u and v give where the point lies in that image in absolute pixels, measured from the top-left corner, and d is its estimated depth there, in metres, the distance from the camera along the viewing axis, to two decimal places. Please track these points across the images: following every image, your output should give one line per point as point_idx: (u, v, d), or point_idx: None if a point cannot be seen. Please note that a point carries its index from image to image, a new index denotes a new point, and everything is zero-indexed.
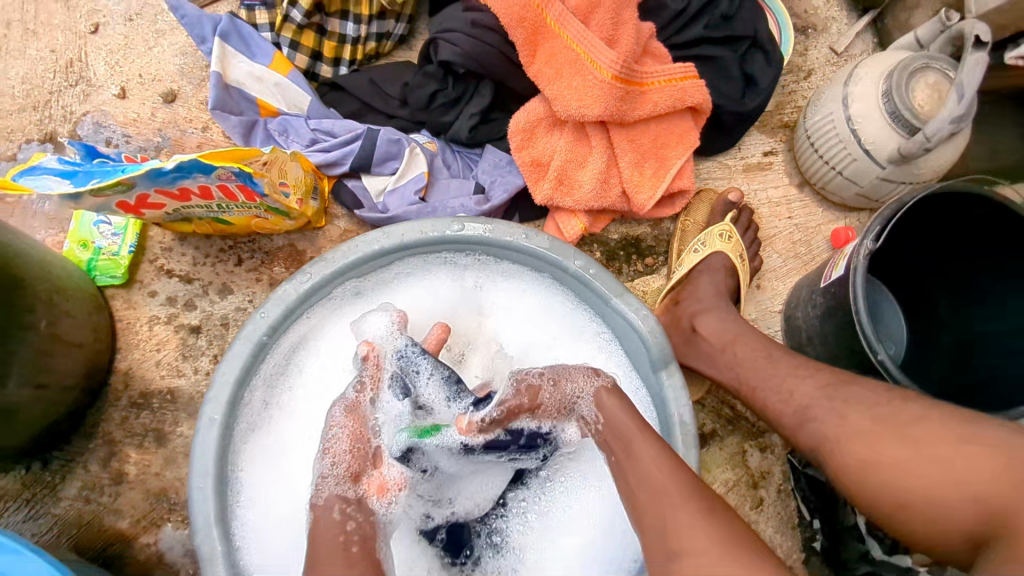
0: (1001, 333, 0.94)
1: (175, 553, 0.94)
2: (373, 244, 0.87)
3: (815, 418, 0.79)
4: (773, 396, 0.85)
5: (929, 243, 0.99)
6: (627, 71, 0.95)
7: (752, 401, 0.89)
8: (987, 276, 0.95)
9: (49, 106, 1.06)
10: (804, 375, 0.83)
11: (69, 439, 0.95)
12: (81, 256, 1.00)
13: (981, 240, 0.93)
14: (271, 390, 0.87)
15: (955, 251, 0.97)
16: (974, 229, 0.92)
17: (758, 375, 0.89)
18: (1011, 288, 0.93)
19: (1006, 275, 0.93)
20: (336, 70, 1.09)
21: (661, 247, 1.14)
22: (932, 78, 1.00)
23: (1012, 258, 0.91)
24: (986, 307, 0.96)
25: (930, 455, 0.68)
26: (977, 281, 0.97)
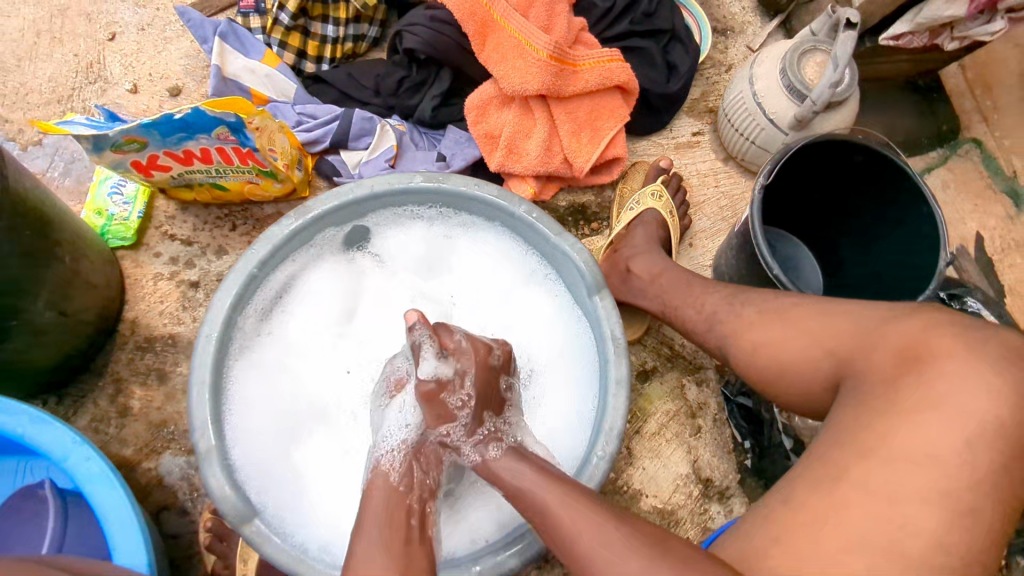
0: (889, 259, 1.08)
1: (173, 476, 1.05)
2: (349, 194, 1.02)
3: (716, 319, 0.94)
4: (690, 311, 1.00)
5: (823, 190, 1.14)
6: (561, 52, 1.13)
7: (675, 321, 1.04)
8: (874, 218, 1.10)
9: (71, 100, 1.24)
10: (713, 291, 0.98)
11: (82, 378, 1.08)
12: (96, 222, 1.16)
13: (861, 182, 1.08)
14: (259, 318, 1.02)
15: (844, 195, 1.12)
16: (855, 176, 1.08)
17: (678, 297, 1.04)
18: (887, 221, 1.08)
19: (882, 211, 1.08)
20: (318, 67, 1.28)
21: (604, 213, 1.30)
22: (819, 58, 1.19)
23: (885, 195, 1.06)
24: (876, 240, 1.11)
25: (800, 327, 0.80)
26: (866, 220, 1.12)
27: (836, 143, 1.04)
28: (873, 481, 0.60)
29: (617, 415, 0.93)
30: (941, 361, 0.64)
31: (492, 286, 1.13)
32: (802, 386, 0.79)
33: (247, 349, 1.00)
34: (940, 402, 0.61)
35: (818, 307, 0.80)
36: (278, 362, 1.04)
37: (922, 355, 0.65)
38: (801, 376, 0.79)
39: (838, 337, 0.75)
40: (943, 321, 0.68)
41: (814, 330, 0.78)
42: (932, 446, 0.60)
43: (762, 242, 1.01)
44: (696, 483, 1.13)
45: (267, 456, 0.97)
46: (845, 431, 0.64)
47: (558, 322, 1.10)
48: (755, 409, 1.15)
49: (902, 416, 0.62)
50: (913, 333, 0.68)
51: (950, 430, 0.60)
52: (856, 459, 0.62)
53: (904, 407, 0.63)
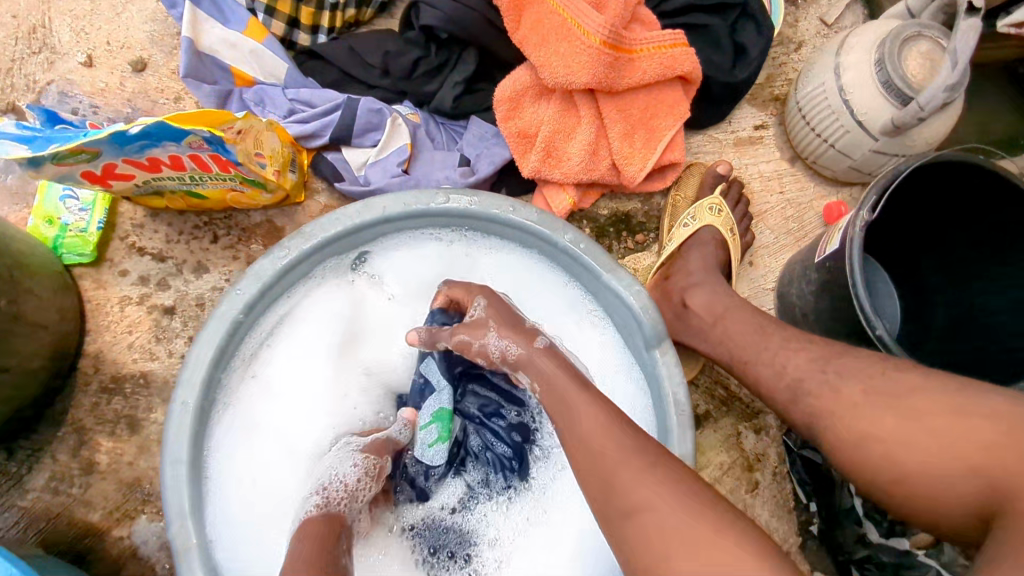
0: (1000, 309, 0.89)
1: (149, 547, 0.90)
2: (354, 218, 0.84)
3: (802, 389, 0.76)
4: (765, 368, 0.82)
5: (926, 212, 0.94)
6: (616, 36, 0.91)
7: (743, 376, 0.87)
8: (990, 257, 0.90)
9: (11, 75, 1.01)
10: (798, 349, 0.81)
11: (37, 427, 0.91)
12: (47, 232, 0.95)
13: (981, 210, 0.88)
14: (250, 366, 0.85)
15: (953, 221, 0.92)
16: (973, 202, 0.88)
17: (750, 351, 0.86)
18: (1009, 262, 0.88)
19: (1004, 249, 0.88)
20: (314, 38, 1.04)
21: (652, 223, 1.11)
22: (924, 47, 0.97)
23: (1011, 231, 0.86)
24: (985, 281, 0.91)
25: (927, 426, 0.64)
26: (977, 254, 0.91)
27: (953, 163, 0.84)
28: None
29: None
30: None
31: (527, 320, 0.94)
32: (930, 502, 0.63)
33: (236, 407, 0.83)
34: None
35: (948, 402, 0.64)
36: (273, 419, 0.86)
37: None
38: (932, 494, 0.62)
39: (986, 456, 0.59)
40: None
41: (948, 437, 0.62)
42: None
43: (863, 295, 0.81)
44: None
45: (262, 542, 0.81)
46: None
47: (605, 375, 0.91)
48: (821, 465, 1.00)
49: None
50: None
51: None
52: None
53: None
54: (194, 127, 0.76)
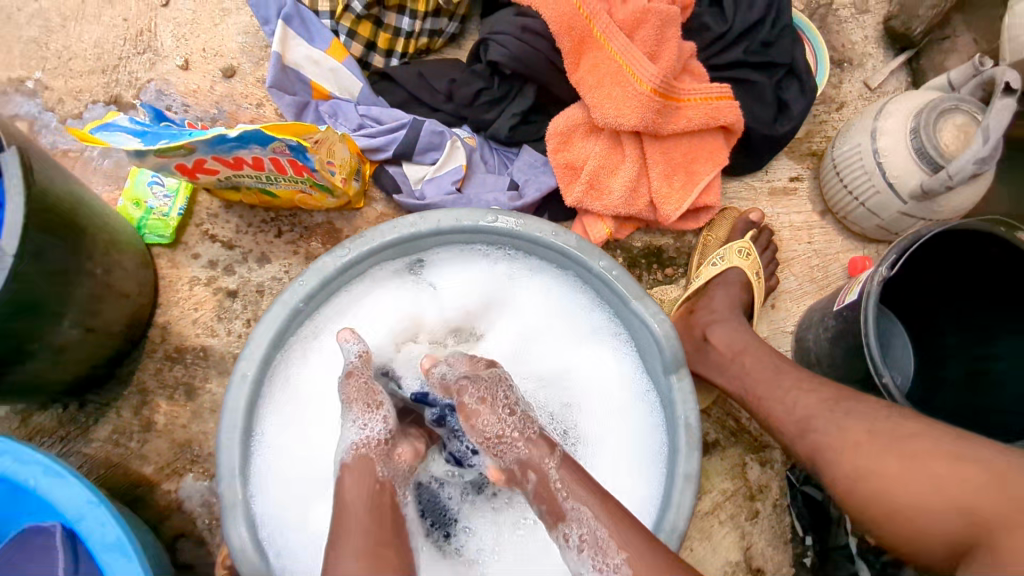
0: (1009, 367, 0.94)
1: (193, 502, 1.00)
2: (408, 227, 0.92)
3: (809, 428, 0.79)
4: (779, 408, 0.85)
5: (936, 276, 1.00)
6: (666, 85, 0.99)
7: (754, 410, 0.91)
8: (1005, 319, 0.95)
9: (117, 71, 1.12)
10: (807, 388, 0.85)
11: (105, 384, 1.01)
12: (134, 213, 1.06)
13: (985, 282, 0.95)
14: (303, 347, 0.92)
15: (965, 287, 0.98)
16: (991, 270, 0.94)
17: (765, 388, 0.88)
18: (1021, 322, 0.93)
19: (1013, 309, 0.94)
20: (388, 61, 1.14)
21: (681, 259, 1.17)
22: (960, 121, 1.02)
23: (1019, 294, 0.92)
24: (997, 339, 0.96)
25: (921, 468, 0.68)
26: (989, 316, 0.97)
27: (967, 231, 0.90)
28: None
29: (680, 515, 0.86)
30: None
31: (549, 334, 1.02)
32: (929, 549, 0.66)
33: (289, 387, 0.91)
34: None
35: (944, 449, 0.68)
36: (320, 403, 0.93)
37: None
38: (912, 532, 0.69)
39: (979, 497, 0.65)
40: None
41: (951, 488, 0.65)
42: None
43: (874, 343, 0.88)
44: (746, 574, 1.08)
45: (294, 514, 0.86)
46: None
47: (619, 403, 0.98)
48: (822, 503, 1.07)
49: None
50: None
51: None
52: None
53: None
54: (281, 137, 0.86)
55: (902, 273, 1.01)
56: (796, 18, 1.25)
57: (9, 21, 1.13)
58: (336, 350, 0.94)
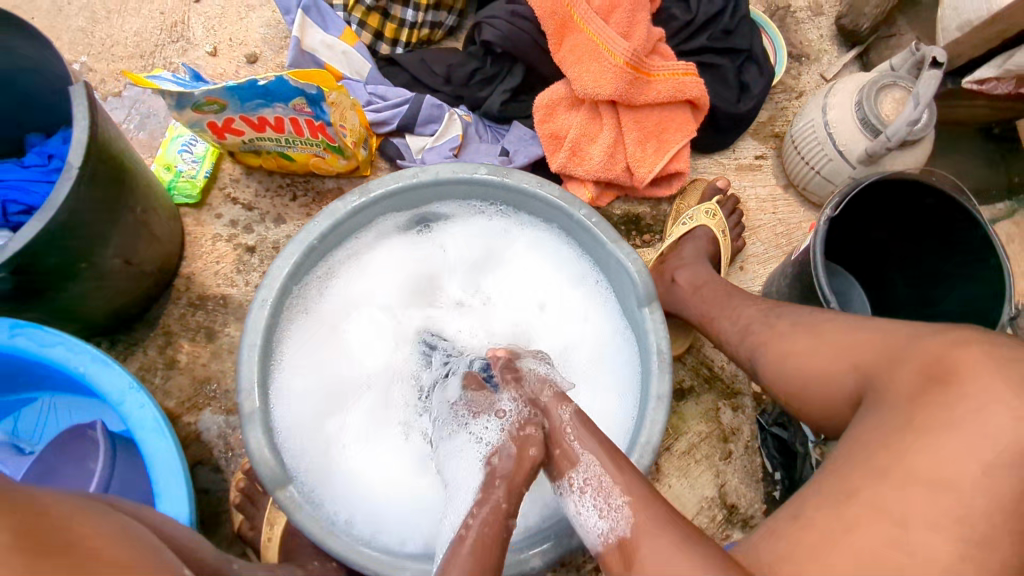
0: (944, 277, 1.06)
1: (210, 434, 1.08)
2: (411, 178, 1.02)
3: (749, 331, 0.91)
4: (725, 323, 0.97)
5: (861, 221, 1.12)
6: (638, 59, 1.14)
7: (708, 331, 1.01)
8: (926, 242, 1.08)
9: (153, 56, 1.27)
10: (751, 303, 0.96)
11: (134, 326, 1.11)
12: (165, 176, 1.19)
13: (903, 215, 1.08)
14: (320, 282, 1.04)
15: (889, 224, 1.11)
16: (906, 205, 1.06)
17: (716, 308, 1.01)
18: (938, 241, 1.05)
19: (930, 232, 1.06)
20: (393, 49, 1.29)
21: (658, 226, 1.29)
22: (898, 94, 1.16)
23: (930, 219, 1.05)
24: (926, 258, 1.09)
25: (830, 339, 0.78)
26: (914, 243, 1.10)
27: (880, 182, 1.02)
28: (883, 506, 0.56)
29: (654, 430, 0.92)
30: (965, 378, 0.59)
31: (536, 282, 1.13)
32: (822, 402, 0.76)
33: (304, 316, 1.02)
34: (961, 421, 0.57)
35: (849, 321, 0.78)
36: (329, 332, 1.05)
37: (953, 377, 0.59)
38: (823, 397, 0.76)
39: (866, 354, 0.72)
40: (976, 338, 0.62)
41: (837, 346, 0.76)
42: (946, 468, 0.55)
43: (823, 278, 0.99)
44: (719, 508, 1.12)
45: (303, 423, 0.98)
46: (860, 444, 0.61)
47: (603, 340, 1.08)
48: (790, 442, 1.12)
49: (913, 436, 0.58)
50: (937, 349, 0.63)
51: (969, 455, 0.55)
52: (868, 479, 0.58)
53: (917, 424, 0.58)
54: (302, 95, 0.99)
55: (837, 227, 1.13)
56: (756, 16, 1.41)
57: (61, 13, 1.29)
58: (349, 286, 1.07)
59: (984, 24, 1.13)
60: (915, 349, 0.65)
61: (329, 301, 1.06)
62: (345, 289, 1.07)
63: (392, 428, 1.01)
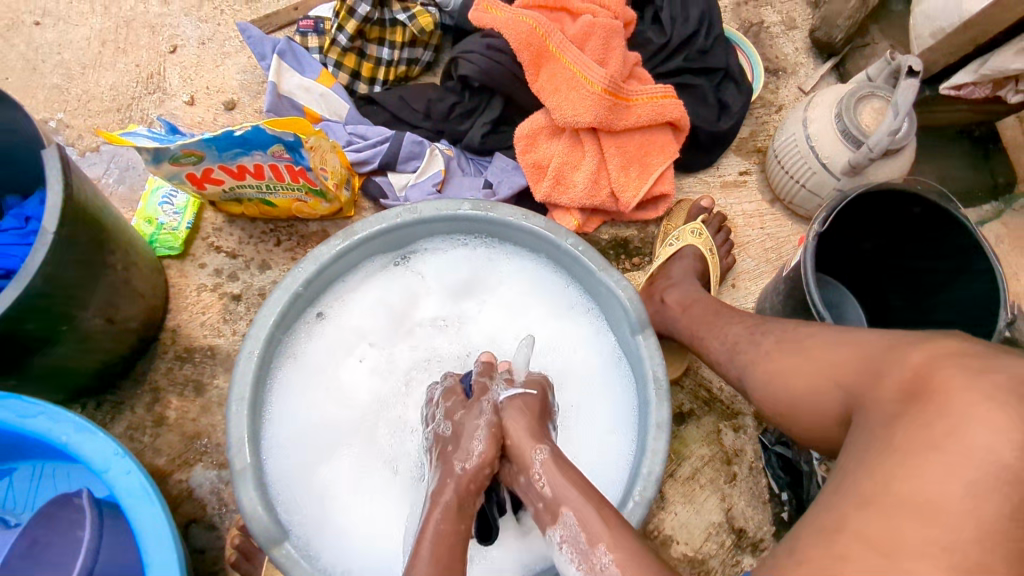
0: (937, 285, 1.05)
1: (203, 489, 1.04)
2: (396, 218, 1.01)
3: (737, 350, 0.88)
4: (714, 342, 0.95)
5: (849, 233, 1.11)
6: (615, 85, 1.14)
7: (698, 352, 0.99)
8: (916, 249, 1.07)
9: (130, 109, 1.27)
10: (735, 321, 0.93)
11: (121, 383, 1.09)
12: (146, 230, 1.17)
13: (890, 222, 1.07)
14: (305, 325, 1.03)
15: (876, 233, 1.10)
16: (894, 214, 1.05)
17: (702, 329, 0.98)
18: (927, 248, 1.05)
19: (919, 239, 1.05)
20: (371, 88, 1.28)
21: (647, 249, 1.27)
22: (877, 104, 1.16)
23: (918, 226, 1.04)
24: (917, 266, 1.08)
25: (814, 359, 0.76)
26: (905, 252, 1.09)
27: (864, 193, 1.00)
28: (872, 538, 0.52)
29: (655, 460, 0.89)
30: (946, 391, 0.56)
31: (526, 312, 1.11)
32: (816, 419, 0.74)
33: (292, 360, 1.01)
34: (944, 443, 0.53)
35: (830, 338, 0.76)
36: (319, 374, 1.03)
37: (931, 394, 0.57)
38: (812, 414, 0.75)
39: (847, 372, 0.70)
40: (960, 351, 0.60)
41: (822, 363, 0.74)
42: (931, 493, 0.51)
43: (816, 294, 0.98)
44: (728, 533, 1.09)
45: (293, 472, 0.95)
46: (849, 474, 0.58)
47: (597, 371, 1.06)
48: (794, 460, 1.10)
49: (895, 461, 0.54)
50: (919, 370, 0.61)
51: (951, 474, 0.51)
52: (852, 509, 0.54)
53: (901, 449, 0.55)
54: (280, 141, 0.98)
55: (825, 239, 1.12)
56: (730, 34, 1.41)
57: (36, 72, 1.28)
58: (337, 327, 1.06)
59: (956, 31, 1.14)
60: (897, 366, 0.64)
61: (317, 343, 1.04)
62: (334, 330, 1.05)
63: (384, 474, 0.99)
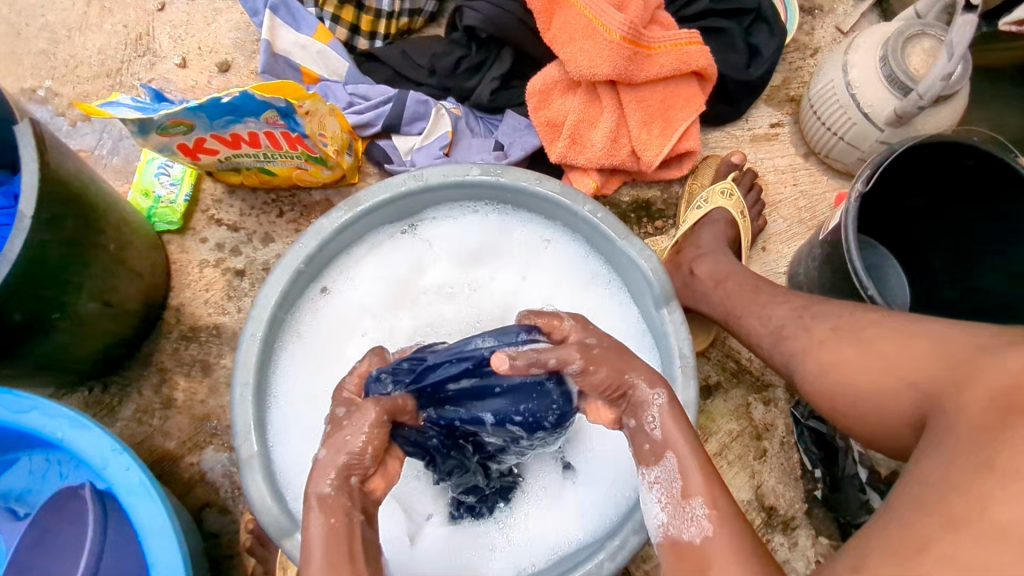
0: (994, 250, 0.96)
1: (215, 473, 1.02)
2: (401, 187, 0.95)
3: (782, 334, 0.82)
4: (754, 322, 0.88)
5: (894, 194, 1.02)
6: (635, 32, 1.04)
7: (735, 330, 0.92)
8: (970, 210, 0.97)
9: (120, 74, 1.20)
10: (780, 300, 0.86)
11: (127, 365, 1.05)
12: (143, 204, 1.12)
13: (941, 180, 0.97)
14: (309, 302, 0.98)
15: (924, 193, 1.01)
16: (947, 170, 0.96)
17: (741, 305, 0.91)
18: (983, 209, 0.96)
19: (974, 198, 0.96)
20: (372, 43, 1.20)
21: (670, 211, 1.20)
22: (927, 44, 1.05)
23: (973, 183, 0.95)
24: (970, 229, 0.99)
25: (877, 352, 0.69)
26: (957, 213, 0.99)
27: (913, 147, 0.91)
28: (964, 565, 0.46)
29: None
30: None
31: (542, 283, 1.04)
32: (879, 419, 0.68)
33: (297, 338, 0.97)
34: None
35: (900, 330, 0.69)
36: (325, 354, 0.98)
37: None
38: (874, 412, 0.69)
39: (924, 371, 0.64)
40: None
41: (892, 358, 0.68)
42: None
43: (858, 260, 0.90)
44: (758, 511, 1.05)
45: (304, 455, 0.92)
46: (933, 490, 0.51)
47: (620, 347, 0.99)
48: (828, 435, 1.06)
49: (999, 480, 0.47)
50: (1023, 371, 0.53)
51: None
52: (940, 531, 0.48)
53: (1006, 467, 0.48)
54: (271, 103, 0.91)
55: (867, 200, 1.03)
56: None
57: (20, 36, 1.21)
58: (343, 303, 1.00)
59: None
60: (992, 371, 0.56)
61: (321, 319, 0.99)
62: (338, 306, 1.00)
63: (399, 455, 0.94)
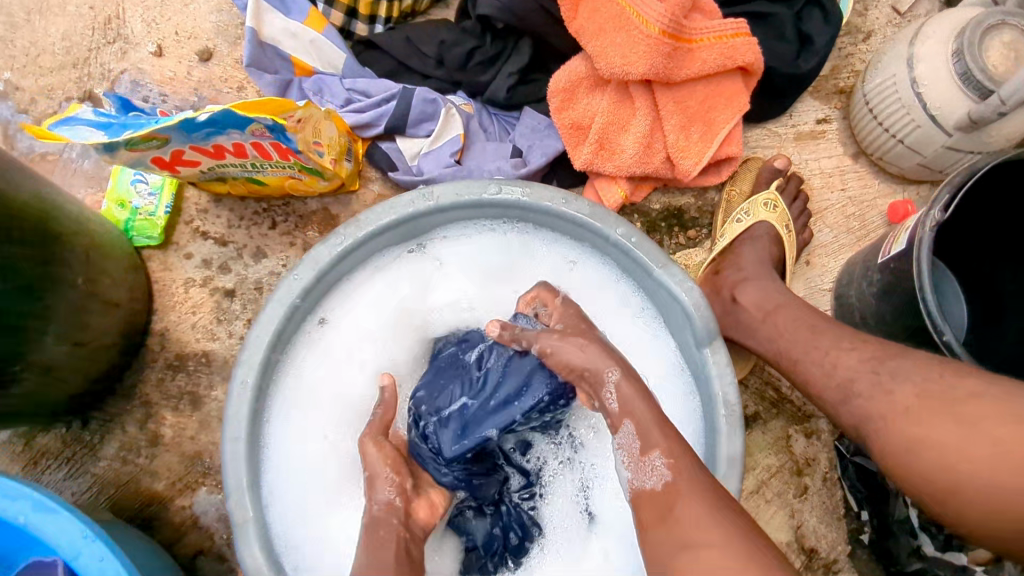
0: None
1: (208, 517, 0.94)
2: (408, 208, 0.84)
3: (853, 390, 0.73)
4: (816, 371, 0.79)
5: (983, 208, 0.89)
6: (676, 25, 0.90)
7: (791, 374, 0.83)
8: None
9: (88, 64, 1.06)
10: (848, 348, 0.77)
11: (108, 399, 0.96)
12: (119, 216, 1.00)
13: None
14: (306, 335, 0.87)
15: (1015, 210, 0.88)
16: None
17: (799, 348, 0.82)
18: None
19: None
20: (371, 28, 1.06)
21: (704, 219, 1.08)
22: (1008, 37, 0.91)
23: None
24: None
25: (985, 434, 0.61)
26: None
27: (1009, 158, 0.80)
28: None
29: None
30: None
31: None
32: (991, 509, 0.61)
33: (293, 376, 0.86)
34: None
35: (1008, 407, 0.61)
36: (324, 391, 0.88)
37: None
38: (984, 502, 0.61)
39: None
40: None
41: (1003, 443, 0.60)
42: None
43: (931, 298, 0.77)
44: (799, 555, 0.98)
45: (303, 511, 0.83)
46: None
47: (656, 388, 0.89)
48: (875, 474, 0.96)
49: None
50: None
51: None
52: None
53: None
54: (255, 116, 0.78)
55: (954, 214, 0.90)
56: None
57: None
58: (344, 333, 0.89)
59: None
60: None
61: (320, 353, 0.88)
62: (338, 338, 0.89)
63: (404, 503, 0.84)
